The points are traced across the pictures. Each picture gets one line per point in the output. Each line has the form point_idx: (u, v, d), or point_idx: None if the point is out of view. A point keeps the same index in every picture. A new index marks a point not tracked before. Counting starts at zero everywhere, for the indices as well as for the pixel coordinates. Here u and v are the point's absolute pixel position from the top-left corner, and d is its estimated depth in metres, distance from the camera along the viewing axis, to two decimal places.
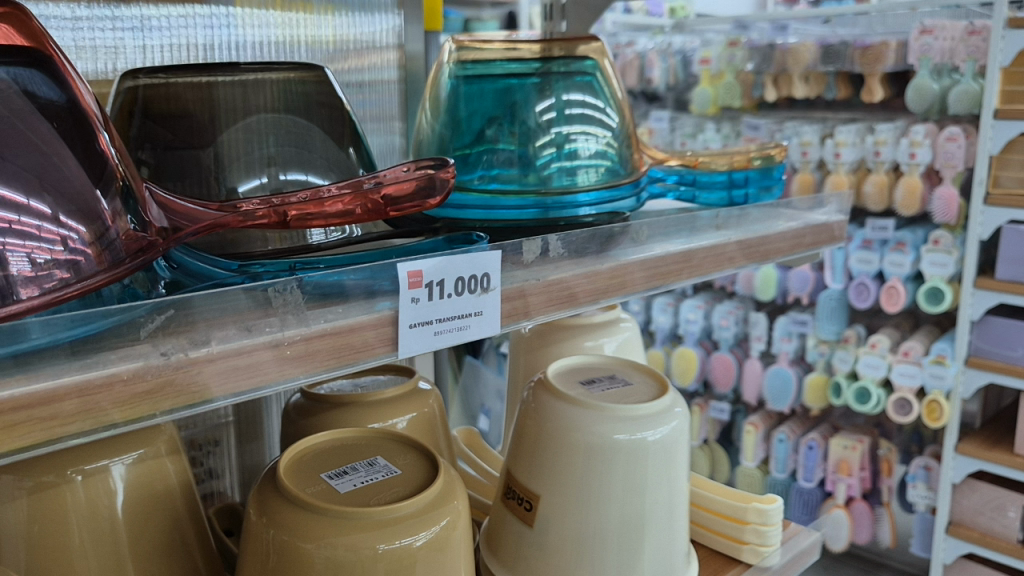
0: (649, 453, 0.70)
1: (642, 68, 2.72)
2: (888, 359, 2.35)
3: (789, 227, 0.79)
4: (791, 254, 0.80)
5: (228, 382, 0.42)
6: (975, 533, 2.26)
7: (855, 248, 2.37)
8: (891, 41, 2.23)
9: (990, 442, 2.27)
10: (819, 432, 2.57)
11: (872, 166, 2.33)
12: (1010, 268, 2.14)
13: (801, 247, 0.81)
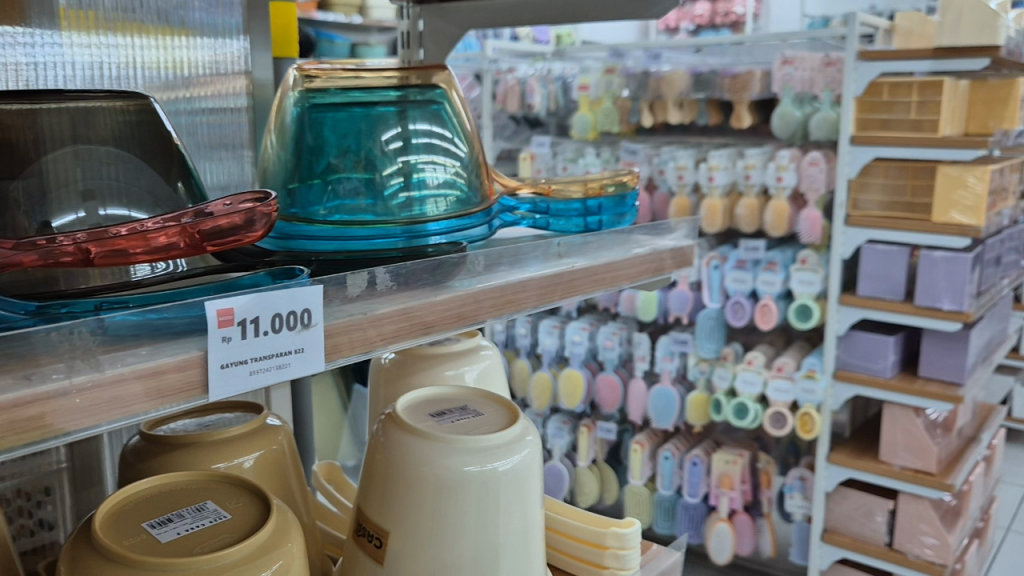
0: (500, 483, 0.69)
1: (524, 94, 2.78)
2: (764, 375, 2.43)
3: (641, 253, 0.81)
4: (645, 278, 0.82)
5: (74, 419, 0.40)
6: (847, 539, 2.38)
7: (730, 268, 2.47)
8: (757, 71, 2.36)
9: (857, 450, 2.39)
10: (702, 448, 2.64)
11: (743, 189, 2.43)
12: (870, 285, 2.27)
13: (655, 271, 0.83)
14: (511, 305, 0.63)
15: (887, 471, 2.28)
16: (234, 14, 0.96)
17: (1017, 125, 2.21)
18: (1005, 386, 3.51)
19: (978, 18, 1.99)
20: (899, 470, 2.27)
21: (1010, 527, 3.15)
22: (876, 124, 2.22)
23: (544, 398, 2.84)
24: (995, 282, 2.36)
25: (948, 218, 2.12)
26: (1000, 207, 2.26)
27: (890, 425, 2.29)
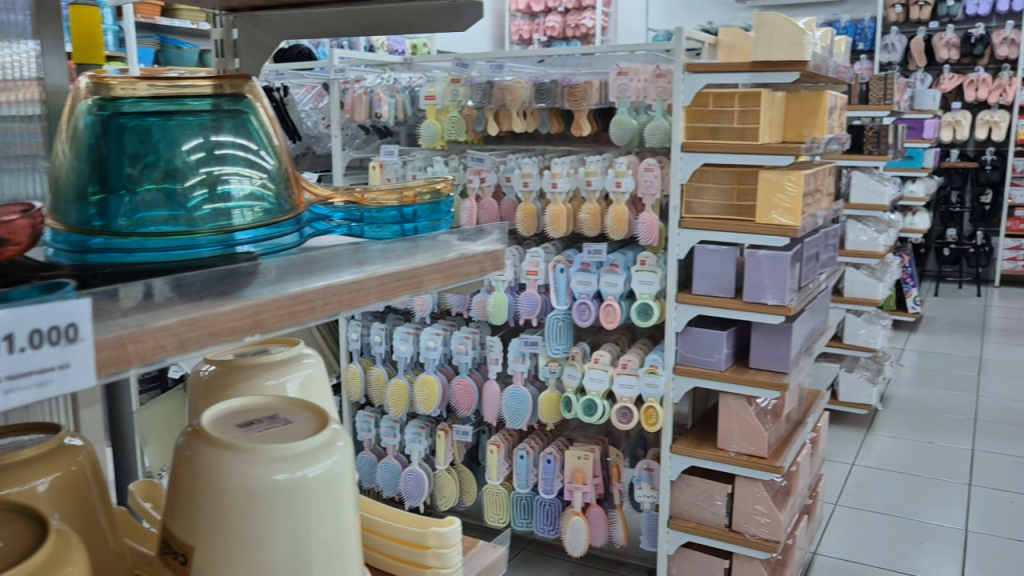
0: (309, 490, 0.70)
1: (371, 104, 2.76)
2: (609, 372, 2.54)
3: (458, 255, 0.84)
4: (464, 280, 0.84)
5: None
6: (690, 523, 2.53)
7: (575, 271, 2.56)
8: (594, 82, 2.48)
9: (697, 439, 2.54)
10: (556, 445, 2.74)
11: (585, 195, 2.54)
12: (703, 284, 2.41)
13: (473, 274, 0.86)
14: (320, 310, 0.64)
15: (723, 458, 2.45)
16: (20, 14, 0.91)
17: (825, 134, 2.43)
18: (829, 372, 3.84)
19: (790, 37, 2.19)
20: (734, 455, 2.44)
21: (838, 501, 3.43)
22: (706, 133, 2.36)
23: (401, 405, 2.86)
24: (813, 277, 2.56)
25: (770, 220, 2.29)
26: (814, 208, 2.46)
27: (725, 414, 2.45)
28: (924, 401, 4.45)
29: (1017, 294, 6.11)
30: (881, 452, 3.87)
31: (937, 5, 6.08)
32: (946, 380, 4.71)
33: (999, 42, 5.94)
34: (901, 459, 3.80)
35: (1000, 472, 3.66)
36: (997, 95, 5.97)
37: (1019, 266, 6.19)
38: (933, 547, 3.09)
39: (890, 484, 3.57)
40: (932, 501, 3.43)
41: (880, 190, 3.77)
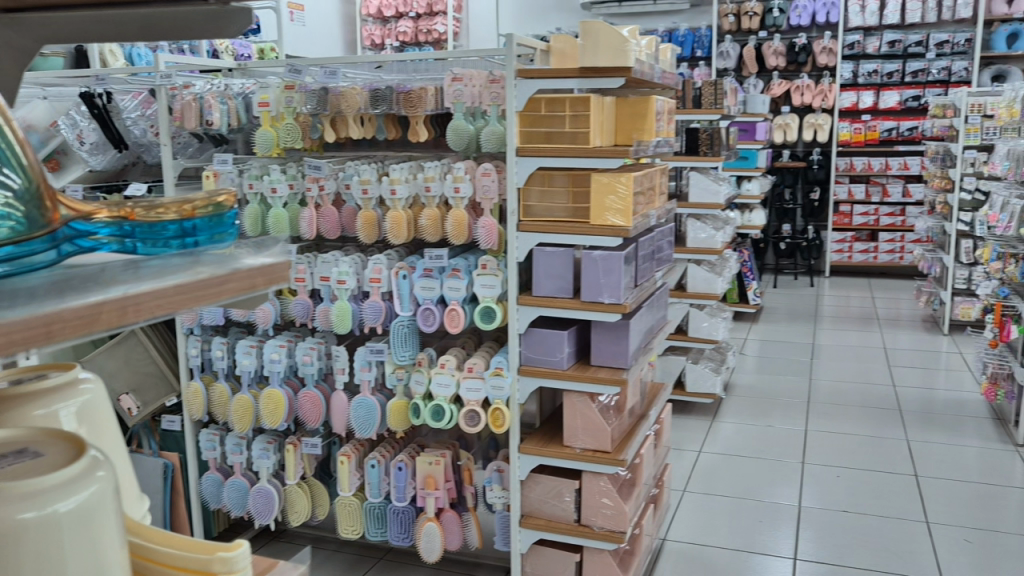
0: (60, 528, 0.63)
1: (201, 111, 2.65)
2: (456, 377, 2.55)
3: (248, 265, 0.80)
4: (248, 293, 0.80)
5: None
6: (541, 520, 2.57)
7: (418, 277, 2.57)
8: (429, 87, 2.50)
9: (544, 439, 2.60)
10: (407, 452, 2.73)
11: (425, 201, 2.55)
12: (543, 286, 2.46)
13: (261, 285, 0.81)
14: (63, 334, 0.61)
15: (569, 454, 2.51)
16: None
17: (654, 136, 2.52)
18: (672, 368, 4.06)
19: (613, 43, 2.27)
20: (579, 452, 2.50)
21: (686, 488, 3.58)
22: (541, 137, 2.40)
23: (246, 421, 2.75)
24: (649, 275, 2.66)
25: (605, 222, 2.36)
26: (647, 209, 2.53)
27: (569, 412, 2.51)
28: (763, 387, 4.72)
29: (844, 283, 6.62)
30: (725, 438, 4.07)
31: (765, 15, 6.48)
32: (783, 367, 5.02)
33: (819, 51, 6.40)
34: (744, 444, 4.01)
35: (830, 449, 3.93)
36: (820, 99, 6.41)
37: (846, 257, 6.67)
38: (772, 524, 3.28)
39: (734, 468, 3.77)
40: (771, 482, 3.64)
41: (716, 190, 3.97)
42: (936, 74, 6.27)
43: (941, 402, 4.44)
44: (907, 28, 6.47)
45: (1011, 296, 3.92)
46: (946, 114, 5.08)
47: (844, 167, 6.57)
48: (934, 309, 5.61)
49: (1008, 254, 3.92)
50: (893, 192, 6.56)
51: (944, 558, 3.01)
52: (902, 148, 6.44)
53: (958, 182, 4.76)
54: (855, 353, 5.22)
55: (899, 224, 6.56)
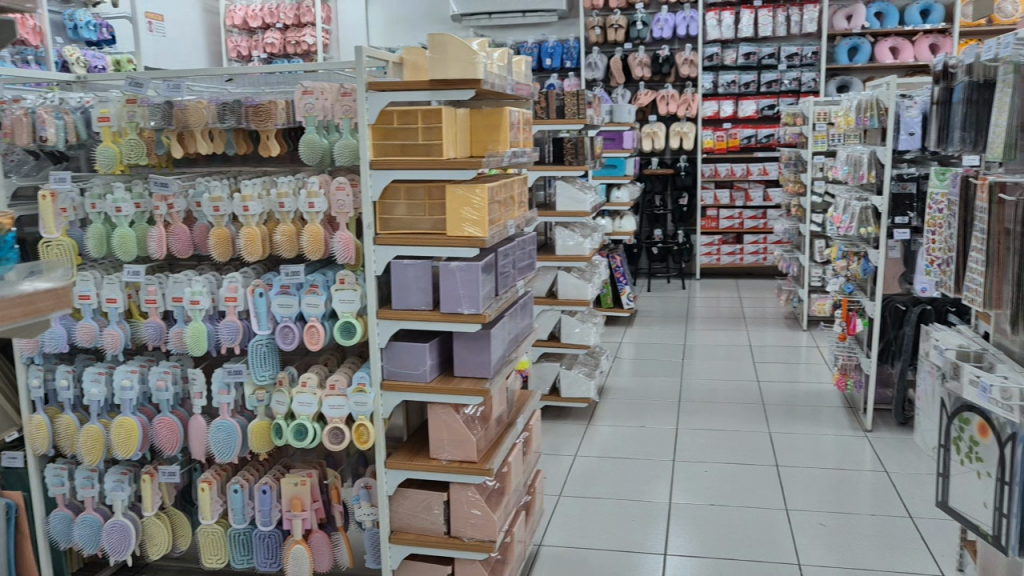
0: None
1: (35, 126, 2.51)
2: (317, 396, 2.51)
3: (23, 293, 1.05)
4: (24, 315, 1.06)
5: None
6: (411, 535, 2.55)
7: (275, 294, 2.51)
8: (279, 101, 2.46)
9: (412, 453, 2.58)
10: (271, 475, 2.65)
11: (279, 217, 2.49)
12: (402, 299, 2.45)
13: (36, 308, 1.08)
14: None
15: (436, 467, 2.50)
16: None
17: (508, 147, 2.56)
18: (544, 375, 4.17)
19: (461, 56, 2.28)
20: (446, 463, 2.50)
21: (562, 492, 3.63)
22: (394, 150, 2.38)
23: (95, 452, 2.61)
24: (510, 284, 2.69)
25: (462, 233, 2.37)
26: (505, 218, 2.58)
27: (435, 425, 2.51)
28: (637, 389, 4.86)
29: (713, 285, 6.91)
30: (600, 440, 4.17)
31: (629, 28, 6.72)
32: (656, 368, 5.19)
33: (682, 62, 6.69)
34: (618, 445, 4.12)
35: (699, 445, 4.08)
36: (684, 108, 6.70)
37: (715, 260, 6.96)
38: (644, 522, 3.38)
39: (608, 470, 3.85)
40: (643, 480, 3.75)
41: (581, 199, 4.08)
42: (788, 85, 6.63)
43: (801, 394, 4.69)
44: (761, 41, 6.82)
45: (856, 291, 4.20)
46: (796, 122, 5.40)
47: (708, 173, 6.86)
48: (794, 307, 5.92)
49: (852, 253, 4.20)
50: (755, 197, 6.84)
51: (801, 542, 3.17)
52: (760, 155, 6.79)
53: (809, 185, 5.04)
54: (723, 351, 5.45)
55: (761, 227, 6.86)
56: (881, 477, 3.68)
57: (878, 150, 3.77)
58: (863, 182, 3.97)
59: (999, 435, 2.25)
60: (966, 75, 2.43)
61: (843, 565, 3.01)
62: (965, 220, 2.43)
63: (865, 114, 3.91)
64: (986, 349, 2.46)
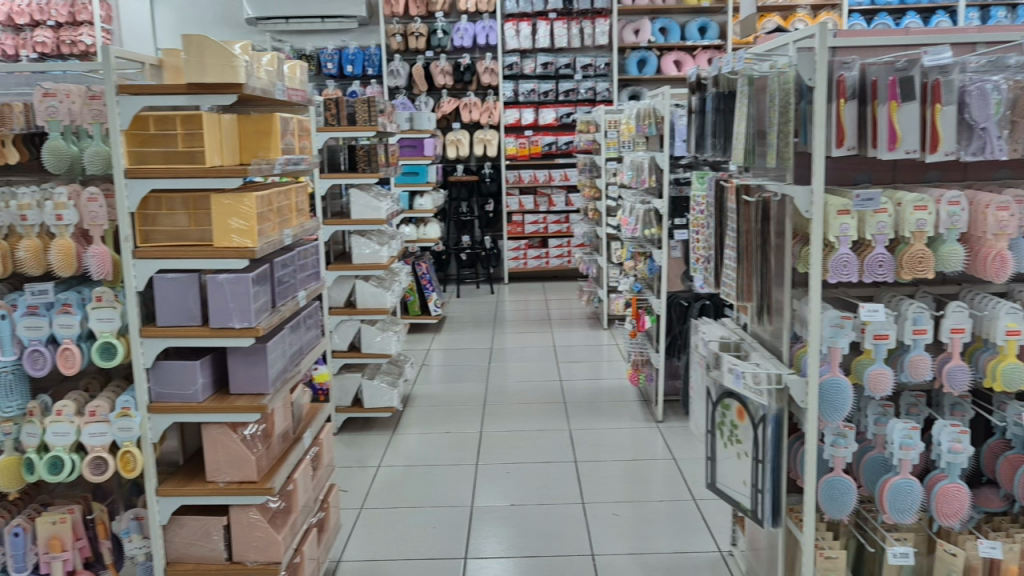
0: None
1: None
2: (76, 424, 2.32)
3: None
4: None
5: None
6: (189, 565, 2.40)
7: (20, 316, 2.30)
8: (16, 104, 2.27)
9: (185, 478, 2.42)
10: (24, 516, 2.41)
11: (22, 231, 2.28)
12: (168, 316, 2.30)
13: None
14: None
15: (213, 490, 2.36)
16: None
17: (280, 154, 2.48)
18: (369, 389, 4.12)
19: (220, 60, 2.17)
20: (223, 486, 2.36)
21: (363, 505, 3.56)
22: (151, 158, 2.25)
23: None
24: (289, 295, 2.61)
25: (229, 243, 2.26)
26: (279, 227, 2.50)
27: (210, 446, 2.37)
28: (444, 395, 4.88)
29: (521, 289, 7.08)
30: (405, 449, 4.14)
31: (430, 36, 6.80)
32: (464, 373, 5.23)
33: (483, 71, 6.82)
34: (422, 453, 4.10)
35: (503, 447, 4.15)
36: (486, 116, 6.86)
37: (522, 264, 7.14)
38: (446, 527, 3.38)
39: (412, 478, 3.83)
40: (446, 485, 3.75)
41: (376, 207, 4.02)
42: (584, 94, 6.92)
43: (600, 390, 4.89)
44: (557, 51, 7.09)
45: (643, 290, 4.43)
46: (589, 129, 5.63)
47: (513, 179, 7.01)
48: (595, 306, 6.17)
49: (639, 254, 4.43)
50: (558, 202, 7.07)
51: (595, 534, 3.29)
52: (561, 161, 7.03)
53: (603, 190, 5.27)
54: (529, 352, 5.59)
55: (564, 232, 7.10)
56: (671, 464, 3.90)
57: (656, 156, 3.99)
58: (645, 186, 4.19)
59: (753, 417, 2.41)
60: (714, 86, 2.64)
61: (634, 551, 3.15)
62: (719, 221, 2.60)
63: (644, 121, 4.15)
64: (742, 339, 2.65)
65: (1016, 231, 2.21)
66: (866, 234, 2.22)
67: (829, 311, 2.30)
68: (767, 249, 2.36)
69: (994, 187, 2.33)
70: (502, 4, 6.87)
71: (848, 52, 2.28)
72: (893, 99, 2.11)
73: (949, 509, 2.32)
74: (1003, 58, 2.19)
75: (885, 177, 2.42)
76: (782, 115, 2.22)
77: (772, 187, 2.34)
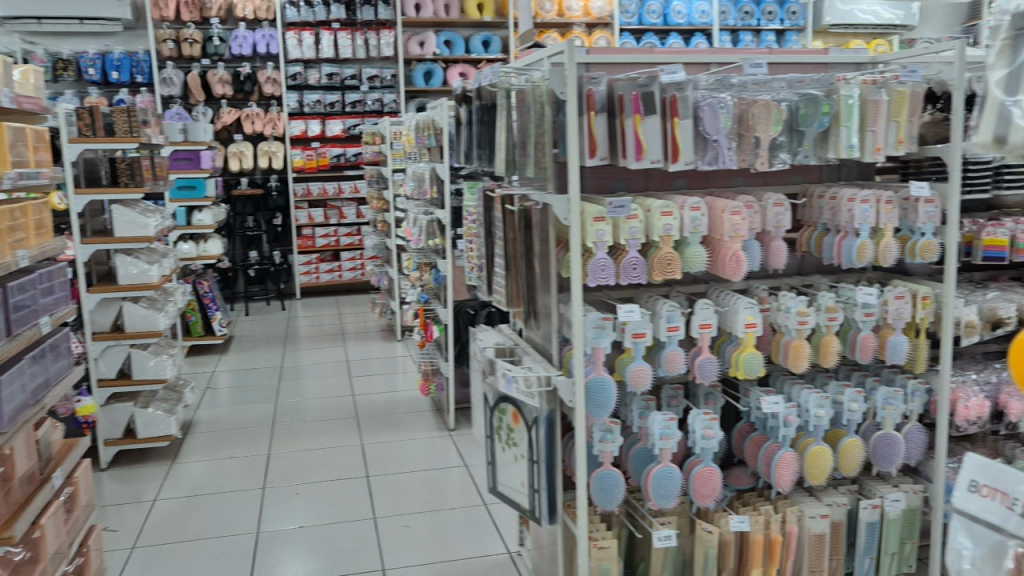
0: None
1: None
2: None
3: None
4: None
5: None
6: None
7: None
8: None
9: None
10: None
11: None
12: None
13: None
14: None
15: None
16: None
17: (10, 167, 2.25)
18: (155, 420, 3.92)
19: None
20: None
21: (136, 544, 3.29)
22: None
23: None
24: (30, 322, 2.37)
25: None
26: (12, 247, 2.26)
27: None
28: (229, 418, 4.64)
29: (314, 304, 6.91)
30: (186, 479, 3.89)
31: (205, 43, 6.50)
32: (251, 394, 5.00)
33: (264, 80, 6.63)
34: (204, 481, 3.87)
35: (293, 468, 4.01)
36: (270, 127, 6.66)
37: (314, 278, 6.99)
38: (230, 557, 3.20)
39: (193, 509, 3.60)
40: (231, 513, 3.57)
41: (143, 223, 3.75)
42: (371, 105, 6.92)
43: (394, 402, 4.86)
44: (342, 62, 7.01)
45: (430, 300, 4.49)
46: (375, 141, 5.60)
47: (301, 192, 6.87)
48: (389, 318, 6.15)
49: (425, 264, 4.46)
50: (348, 215, 7.01)
51: (387, 547, 3.25)
52: (350, 173, 6.96)
53: (391, 201, 5.24)
54: (321, 368, 5.44)
55: (356, 244, 7.03)
56: (463, 471, 3.94)
57: (437, 167, 4.03)
58: (427, 197, 4.23)
59: (527, 420, 2.49)
60: (478, 98, 2.71)
61: (427, 560, 3.15)
62: (488, 232, 2.67)
63: (424, 133, 4.18)
64: (516, 344, 2.74)
65: (747, 234, 2.44)
66: (620, 239, 2.35)
67: (592, 313, 2.41)
68: (532, 256, 2.44)
69: (729, 194, 2.56)
70: (283, 12, 6.69)
71: (596, 69, 2.42)
72: (637, 112, 2.25)
73: (704, 490, 2.52)
74: (728, 77, 2.42)
75: (638, 186, 2.59)
76: (539, 128, 2.31)
77: (534, 196, 2.43)
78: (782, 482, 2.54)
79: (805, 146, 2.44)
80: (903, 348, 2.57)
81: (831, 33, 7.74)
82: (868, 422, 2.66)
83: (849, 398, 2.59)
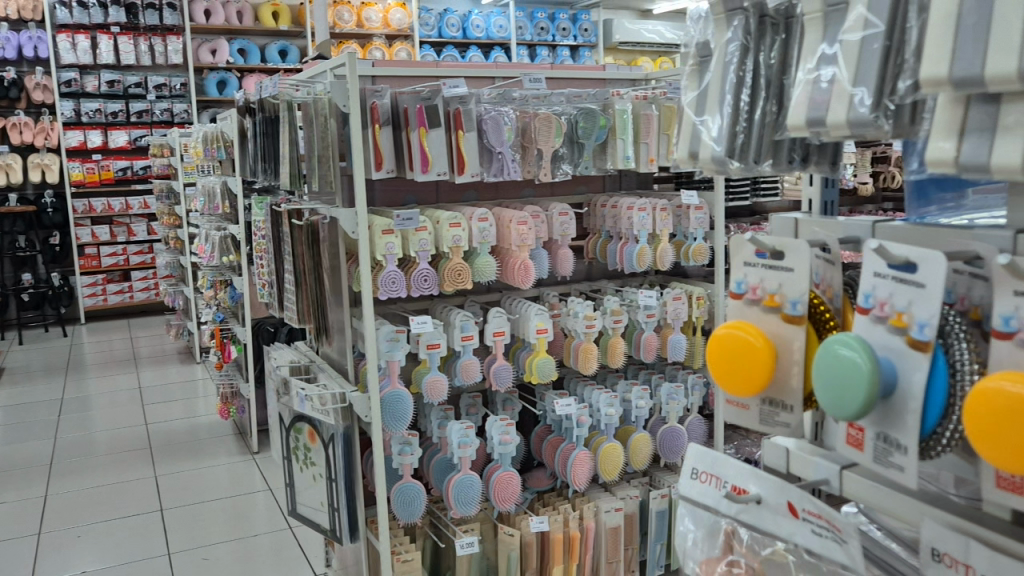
0: None
1: None
2: None
3: None
4: None
5: None
6: None
7: None
8: None
9: None
10: None
11: None
12: None
13: None
14: None
15: None
16: None
17: None
18: None
19: None
20: None
21: None
22: None
23: None
24: None
25: None
26: None
27: None
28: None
29: (102, 328, 6.40)
30: None
31: None
32: (26, 431, 4.54)
33: (33, 86, 6.15)
34: None
35: (76, 508, 3.68)
36: (42, 138, 6.19)
37: (100, 301, 6.48)
38: None
39: None
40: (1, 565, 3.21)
41: None
42: (159, 115, 6.53)
43: (191, 429, 4.59)
44: (124, 69, 6.59)
45: (227, 319, 4.31)
46: (163, 153, 5.28)
47: (81, 209, 6.35)
48: (186, 340, 5.80)
49: (219, 281, 4.26)
50: (138, 231, 6.57)
51: None
52: (138, 187, 6.54)
53: (183, 217, 4.97)
54: (110, 397, 5.04)
55: (148, 263, 6.61)
56: (269, 494, 3.79)
57: (228, 181, 3.87)
58: (218, 212, 4.06)
59: (323, 437, 2.41)
60: (260, 110, 2.63)
61: None
62: (277, 248, 2.59)
63: (212, 145, 4.00)
64: (312, 361, 2.66)
65: (534, 242, 2.52)
66: (410, 251, 2.36)
67: (385, 326, 2.40)
68: (322, 271, 2.39)
69: (517, 205, 2.64)
70: (52, 14, 6.22)
71: (380, 82, 2.42)
72: (422, 125, 2.27)
73: (504, 494, 2.57)
74: (509, 91, 2.50)
75: (429, 198, 2.62)
76: (322, 141, 2.28)
77: (321, 210, 2.38)
78: (579, 480, 2.64)
79: (585, 158, 2.55)
80: (682, 345, 2.75)
81: (620, 51, 8.23)
82: (655, 417, 2.84)
83: (636, 395, 2.75)
